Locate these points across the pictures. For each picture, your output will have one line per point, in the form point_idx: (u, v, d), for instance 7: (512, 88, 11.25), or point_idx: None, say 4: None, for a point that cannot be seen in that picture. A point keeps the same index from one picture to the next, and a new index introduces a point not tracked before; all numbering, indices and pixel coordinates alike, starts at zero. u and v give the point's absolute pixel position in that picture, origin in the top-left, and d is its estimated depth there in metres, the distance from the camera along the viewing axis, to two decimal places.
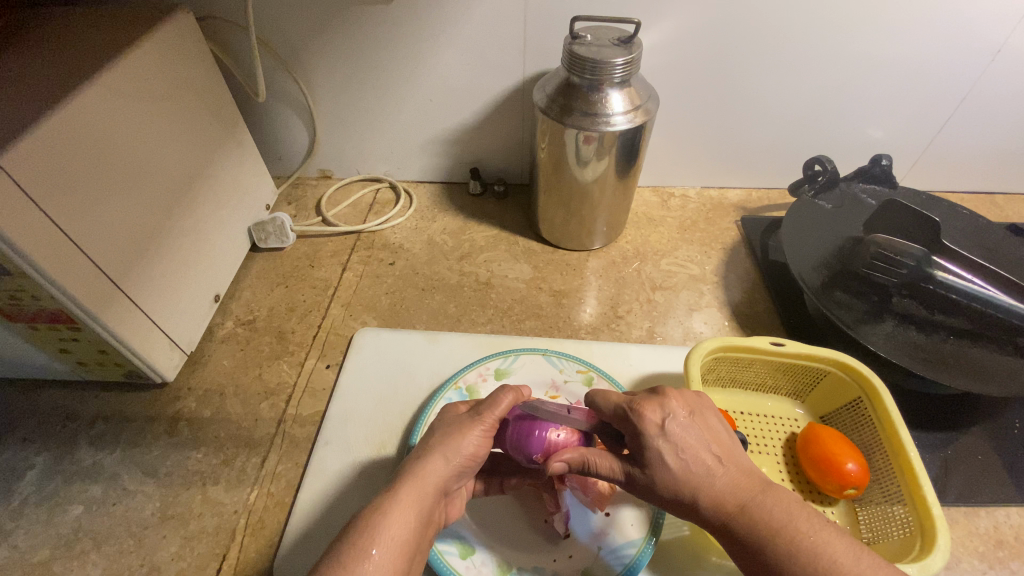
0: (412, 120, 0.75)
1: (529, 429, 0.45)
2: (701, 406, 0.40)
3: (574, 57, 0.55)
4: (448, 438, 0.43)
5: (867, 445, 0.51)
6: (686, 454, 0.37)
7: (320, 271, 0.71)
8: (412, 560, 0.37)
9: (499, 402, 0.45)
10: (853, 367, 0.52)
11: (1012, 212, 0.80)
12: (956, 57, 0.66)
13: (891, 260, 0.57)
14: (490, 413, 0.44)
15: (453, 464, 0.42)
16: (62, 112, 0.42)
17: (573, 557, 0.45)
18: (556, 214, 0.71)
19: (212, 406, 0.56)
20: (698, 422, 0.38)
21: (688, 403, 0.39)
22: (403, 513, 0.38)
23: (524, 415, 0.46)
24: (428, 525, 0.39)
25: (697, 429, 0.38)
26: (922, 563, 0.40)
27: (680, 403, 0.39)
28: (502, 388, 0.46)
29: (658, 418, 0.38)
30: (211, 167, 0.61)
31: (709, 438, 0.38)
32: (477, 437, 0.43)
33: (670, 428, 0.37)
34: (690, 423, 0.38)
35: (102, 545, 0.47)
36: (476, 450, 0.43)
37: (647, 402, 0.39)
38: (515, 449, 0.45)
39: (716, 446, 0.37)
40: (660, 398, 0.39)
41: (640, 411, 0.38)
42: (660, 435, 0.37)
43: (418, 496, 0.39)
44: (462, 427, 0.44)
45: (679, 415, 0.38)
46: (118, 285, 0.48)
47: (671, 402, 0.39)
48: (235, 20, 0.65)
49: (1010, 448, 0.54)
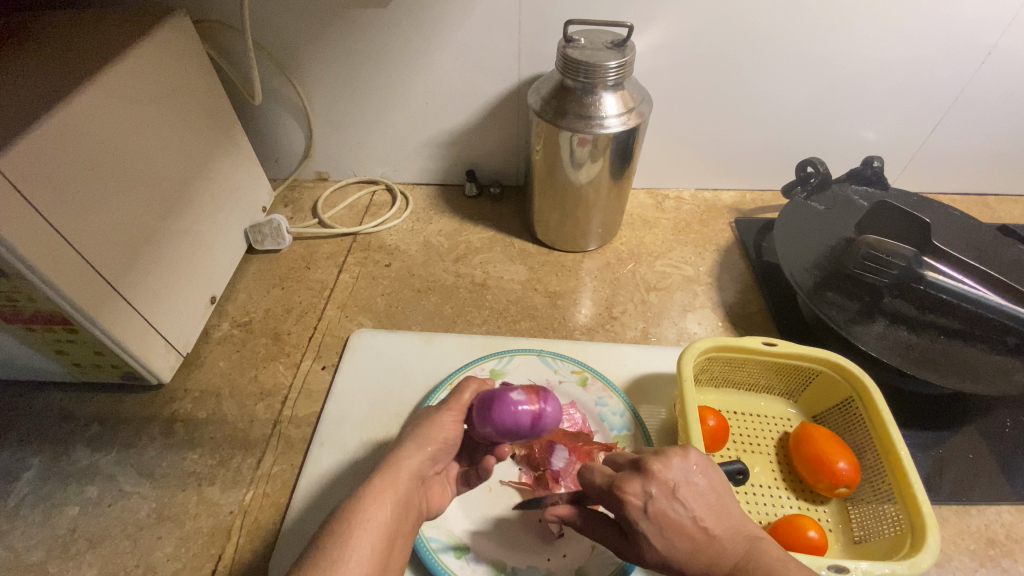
0: (408, 123, 0.76)
1: (490, 402, 0.42)
2: (689, 471, 0.36)
3: (568, 61, 0.56)
4: (422, 427, 0.45)
5: (858, 444, 0.52)
6: (671, 534, 0.34)
7: (316, 272, 0.71)
8: (393, 544, 0.38)
9: (464, 392, 0.47)
10: (842, 363, 0.52)
11: (1004, 213, 0.81)
12: (946, 61, 0.67)
13: (883, 260, 0.57)
14: (457, 399, 0.47)
15: (427, 449, 0.44)
16: (62, 115, 0.42)
17: (568, 556, 0.46)
18: (551, 216, 0.71)
19: (208, 408, 0.57)
20: (685, 497, 0.35)
21: (673, 473, 0.36)
22: (379, 499, 0.39)
23: (486, 393, 0.44)
24: (407, 511, 0.40)
25: (683, 505, 0.35)
26: (912, 561, 0.40)
27: (663, 480, 0.35)
28: (466, 382, 0.49)
29: (641, 500, 0.35)
30: (208, 170, 0.61)
31: (698, 512, 0.35)
32: (450, 423, 0.46)
33: (653, 509, 0.35)
34: (677, 501, 0.35)
35: (98, 545, 0.47)
36: (448, 435, 0.45)
37: (629, 479, 0.36)
38: (491, 436, 0.43)
39: (705, 519, 0.35)
40: (644, 472, 0.36)
41: (622, 493, 0.36)
42: (644, 518, 0.35)
43: (394, 482, 0.41)
44: (433, 416, 0.46)
45: (662, 492, 0.35)
46: (116, 287, 0.48)
47: (653, 480, 0.35)
48: (231, 22, 0.65)
49: (1000, 447, 0.55)
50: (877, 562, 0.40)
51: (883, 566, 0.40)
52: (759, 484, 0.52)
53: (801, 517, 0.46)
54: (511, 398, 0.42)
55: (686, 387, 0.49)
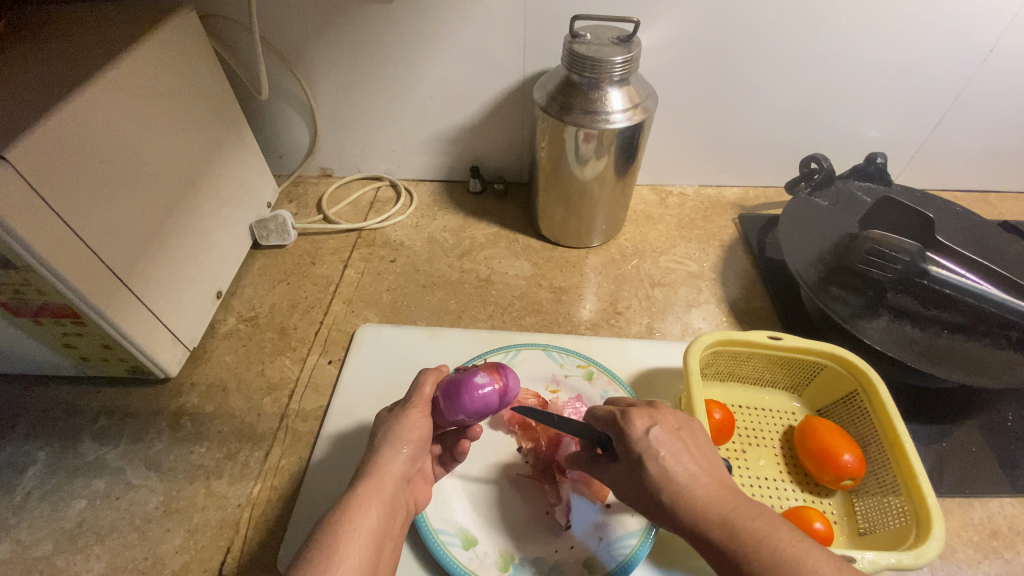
0: (413, 119, 0.76)
1: (455, 391, 0.45)
2: (690, 425, 0.41)
3: (574, 56, 0.56)
4: (392, 429, 0.44)
5: (863, 437, 0.52)
6: (669, 460, 0.38)
7: (322, 267, 0.71)
8: (381, 551, 0.39)
9: (424, 385, 0.47)
10: (847, 357, 0.53)
11: (1005, 210, 0.82)
12: (949, 57, 0.67)
13: (887, 255, 0.58)
14: (421, 395, 0.46)
15: (405, 451, 0.43)
16: (70, 108, 0.42)
17: (575, 547, 0.46)
18: (555, 212, 0.72)
19: (214, 402, 0.57)
20: (685, 437, 0.40)
21: (675, 417, 0.41)
22: (364, 508, 0.39)
23: (447, 382, 0.46)
24: (394, 513, 0.41)
25: (683, 443, 0.39)
26: (918, 551, 0.41)
27: (667, 419, 0.41)
28: (424, 374, 0.48)
29: (646, 425, 0.40)
30: (213, 165, 0.61)
31: (694, 451, 0.39)
32: (420, 420, 0.45)
33: (655, 434, 0.39)
34: (680, 435, 0.40)
35: (106, 538, 0.47)
36: (422, 432, 0.45)
37: (638, 411, 0.41)
38: (462, 420, 0.46)
39: (701, 459, 0.39)
40: (652, 410, 0.41)
41: (630, 417, 0.41)
42: (644, 438, 0.39)
43: (377, 490, 0.41)
44: (403, 415, 0.45)
45: (665, 425, 0.40)
46: (122, 280, 0.48)
47: (658, 415, 0.41)
48: (239, 18, 0.65)
49: (1003, 440, 0.55)
50: (883, 554, 0.40)
51: (889, 556, 0.40)
52: (765, 477, 0.52)
53: (807, 509, 0.46)
54: (476, 382, 0.45)
55: (692, 380, 0.49)
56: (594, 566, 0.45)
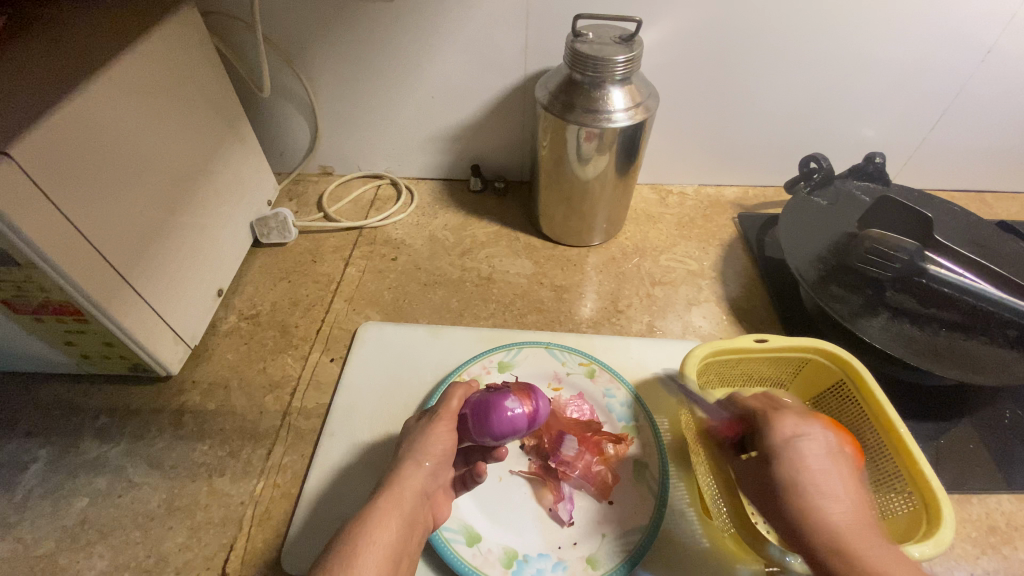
0: (414, 118, 0.76)
1: (486, 412, 0.45)
2: (848, 444, 0.43)
3: (577, 55, 0.56)
4: (416, 442, 0.46)
5: (857, 425, 0.52)
6: (808, 469, 0.40)
7: (323, 266, 0.71)
8: (400, 562, 0.40)
9: (452, 398, 0.49)
10: (829, 351, 0.53)
11: (1001, 209, 0.82)
12: (947, 58, 0.68)
13: (885, 254, 0.59)
14: (446, 410, 0.48)
15: (425, 465, 0.45)
16: (74, 104, 0.42)
17: (579, 543, 0.46)
18: (556, 211, 0.72)
19: (216, 400, 0.57)
20: (832, 457, 0.41)
21: (792, 426, 0.43)
22: (384, 521, 0.41)
23: (477, 401, 0.47)
24: (412, 528, 0.42)
25: (830, 460, 0.41)
26: (935, 538, 0.41)
27: (821, 434, 0.43)
28: (453, 389, 0.50)
29: (795, 431, 0.43)
30: (215, 162, 0.61)
31: (841, 472, 0.41)
32: (444, 434, 0.47)
33: (798, 443, 0.42)
34: (825, 447, 0.42)
35: (109, 536, 0.47)
36: (445, 447, 0.47)
37: (793, 416, 0.44)
38: (490, 442, 0.46)
39: (847, 480, 0.40)
40: (812, 422, 0.43)
41: (778, 419, 0.44)
42: (784, 444, 0.42)
43: (397, 504, 0.42)
44: (427, 428, 0.47)
45: (813, 438, 0.42)
46: (126, 277, 0.48)
47: (818, 427, 0.43)
48: (242, 16, 0.65)
49: (999, 437, 0.56)
50: (904, 548, 0.40)
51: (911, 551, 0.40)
52: None
53: None
54: (506, 405, 0.45)
55: (693, 393, 0.49)
56: (603, 557, 0.45)
